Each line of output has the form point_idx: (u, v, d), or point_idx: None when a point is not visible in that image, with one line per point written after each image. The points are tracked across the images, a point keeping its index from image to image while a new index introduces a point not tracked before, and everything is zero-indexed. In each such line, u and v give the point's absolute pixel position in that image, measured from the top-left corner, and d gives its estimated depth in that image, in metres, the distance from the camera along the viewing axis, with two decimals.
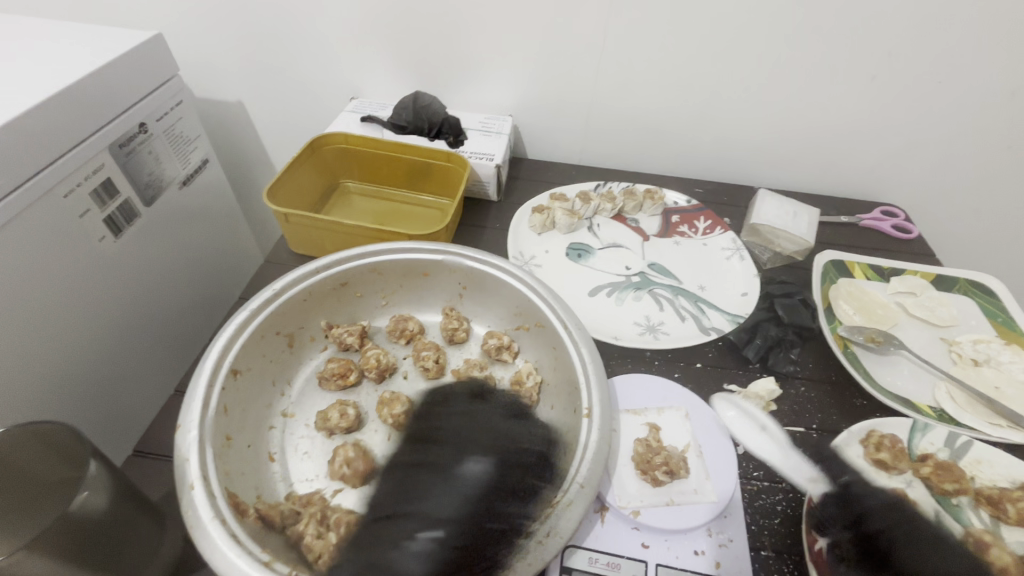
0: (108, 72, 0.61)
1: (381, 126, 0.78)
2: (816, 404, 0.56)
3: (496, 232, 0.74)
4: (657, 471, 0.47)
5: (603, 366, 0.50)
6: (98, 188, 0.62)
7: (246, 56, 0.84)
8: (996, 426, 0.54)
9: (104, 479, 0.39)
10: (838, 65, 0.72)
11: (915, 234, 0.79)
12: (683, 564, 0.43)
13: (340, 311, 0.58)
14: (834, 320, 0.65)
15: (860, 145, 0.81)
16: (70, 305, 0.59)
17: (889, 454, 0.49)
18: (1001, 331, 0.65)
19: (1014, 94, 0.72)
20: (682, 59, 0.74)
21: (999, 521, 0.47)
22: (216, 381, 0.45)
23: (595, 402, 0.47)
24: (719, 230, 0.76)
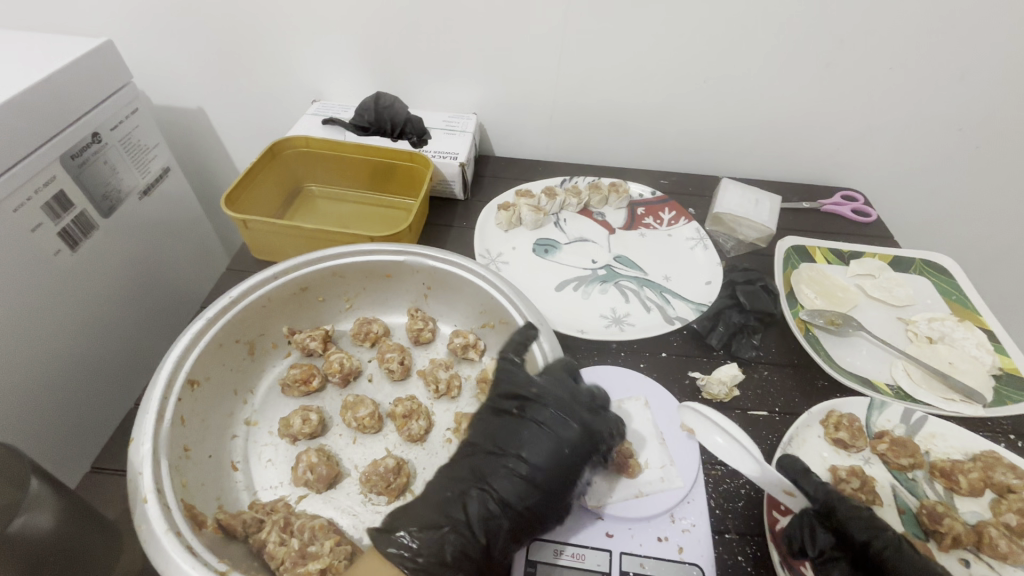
0: (56, 82, 0.60)
1: (343, 128, 0.77)
2: (778, 387, 0.57)
3: (463, 231, 0.74)
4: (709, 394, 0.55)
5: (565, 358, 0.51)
6: (52, 201, 0.61)
7: (206, 63, 0.83)
8: (949, 401, 0.56)
9: (49, 497, 0.38)
10: (793, 54, 0.73)
11: (873, 217, 0.80)
12: (647, 551, 0.43)
13: (302, 316, 0.57)
14: (796, 305, 0.66)
15: (819, 131, 0.83)
16: (21, 322, 0.58)
17: (847, 432, 0.51)
18: (955, 308, 0.67)
19: (961, 78, 0.74)
20: (641, 51, 0.75)
21: (952, 491, 0.49)
22: (172, 392, 0.44)
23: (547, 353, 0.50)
24: (683, 221, 0.77)
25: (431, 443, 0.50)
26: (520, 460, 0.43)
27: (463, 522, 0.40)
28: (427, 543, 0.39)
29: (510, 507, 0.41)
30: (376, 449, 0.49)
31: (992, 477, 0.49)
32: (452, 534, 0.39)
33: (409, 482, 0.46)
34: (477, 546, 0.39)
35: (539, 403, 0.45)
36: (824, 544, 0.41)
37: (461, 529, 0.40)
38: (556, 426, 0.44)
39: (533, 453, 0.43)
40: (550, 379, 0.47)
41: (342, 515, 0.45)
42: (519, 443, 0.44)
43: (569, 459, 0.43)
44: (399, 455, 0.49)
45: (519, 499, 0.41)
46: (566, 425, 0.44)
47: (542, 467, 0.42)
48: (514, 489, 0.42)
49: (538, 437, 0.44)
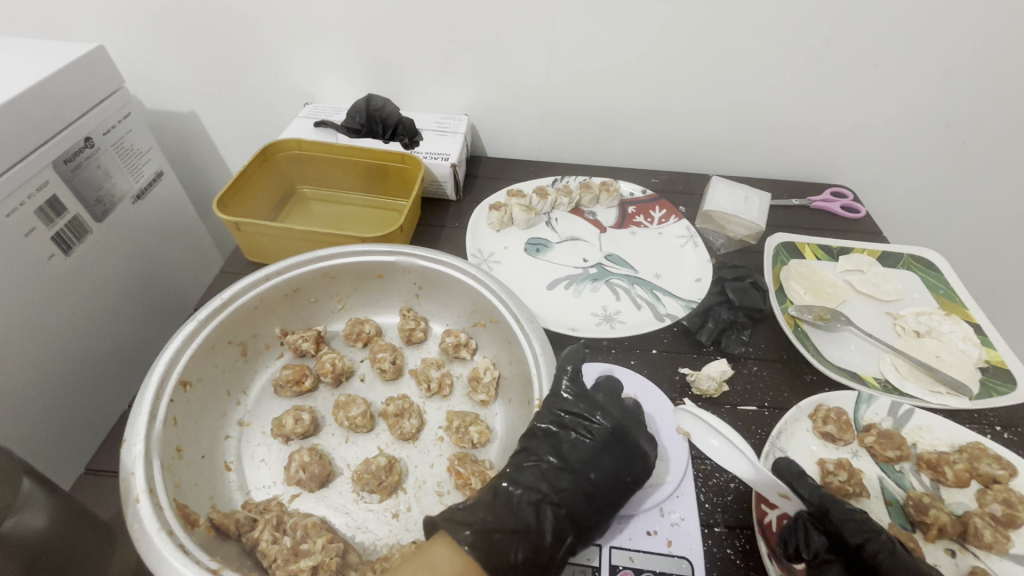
0: (48, 88, 0.60)
1: (334, 131, 0.78)
2: (767, 382, 0.58)
3: (455, 231, 0.75)
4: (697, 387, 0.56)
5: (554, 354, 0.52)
6: (45, 206, 0.61)
7: (198, 67, 0.83)
8: (936, 393, 0.57)
9: (41, 496, 0.38)
10: (780, 52, 0.74)
11: (862, 213, 0.81)
12: (636, 545, 0.44)
13: (294, 317, 0.57)
14: (786, 301, 0.67)
15: (807, 129, 0.83)
16: (15, 326, 0.58)
17: (835, 426, 0.52)
18: (943, 303, 0.67)
19: (946, 75, 0.75)
20: (631, 51, 0.75)
21: (938, 483, 0.50)
22: (164, 393, 0.44)
23: (537, 350, 0.50)
24: (674, 219, 0.77)
25: (423, 441, 0.50)
26: (588, 478, 0.43)
27: (536, 532, 0.39)
28: (495, 549, 0.38)
29: (573, 521, 0.41)
30: (368, 448, 0.49)
31: (977, 468, 0.49)
32: (525, 540, 0.39)
33: (401, 481, 0.47)
34: (542, 558, 0.39)
35: (594, 419, 0.46)
36: (818, 546, 0.41)
37: (530, 538, 0.39)
38: (624, 452, 0.45)
39: (602, 475, 0.43)
40: (606, 399, 0.48)
41: (335, 513, 0.45)
42: (588, 463, 0.44)
43: (628, 479, 0.44)
44: (392, 453, 0.49)
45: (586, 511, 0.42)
46: (635, 452, 0.45)
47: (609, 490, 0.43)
48: (580, 504, 0.42)
49: (608, 459, 0.44)
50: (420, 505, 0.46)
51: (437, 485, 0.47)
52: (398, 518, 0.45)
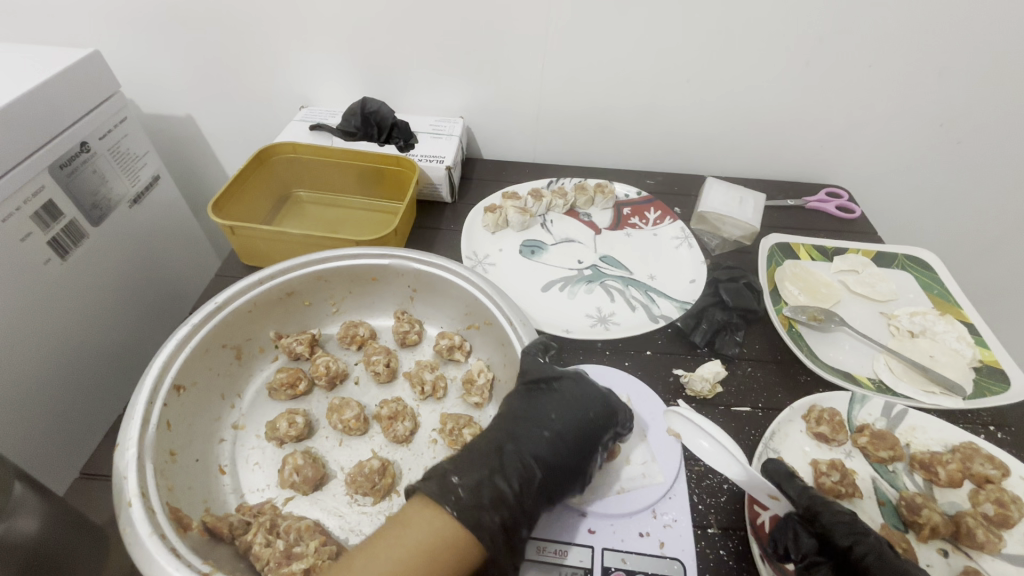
0: (44, 93, 0.61)
1: (330, 134, 0.78)
2: (761, 383, 0.58)
3: (450, 233, 0.75)
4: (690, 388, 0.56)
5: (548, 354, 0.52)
6: (41, 211, 0.61)
7: (194, 70, 0.83)
8: (930, 393, 0.57)
9: (34, 501, 0.38)
10: (774, 53, 0.74)
11: (857, 214, 0.81)
12: (628, 546, 0.44)
13: (289, 320, 0.58)
14: (780, 302, 0.67)
15: (802, 130, 0.83)
16: (11, 331, 0.59)
17: (828, 426, 0.52)
18: (937, 303, 0.67)
19: (939, 75, 0.75)
20: (625, 53, 0.76)
21: (932, 483, 0.50)
22: (157, 398, 0.44)
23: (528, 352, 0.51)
24: (669, 220, 0.78)
25: (417, 444, 0.50)
26: (551, 422, 0.45)
27: (499, 471, 0.41)
28: (467, 488, 0.39)
29: (542, 463, 0.43)
30: (362, 451, 0.49)
31: (970, 467, 0.49)
32: (490, 479, 0.40)
33: (395, 483, 0.47)
34: (511, 496, 0.40)
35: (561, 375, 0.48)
36: (807, 548, 0.41)
37: (499, 477, 0.41)
38: (581, 396, 0.46)
39: (562, 416, 0.45)
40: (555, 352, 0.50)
41: (328, 516, 0.45)
42: (550, 407, 0.46)
43: (591, 423, 0.45)
44: (385, 456, 0.49)
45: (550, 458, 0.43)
46: (591, 396, 0.47)
47: (571, 433, 0.44)
48: (545, 447, 0.43)
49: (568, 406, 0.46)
50: None
51: None
52: None
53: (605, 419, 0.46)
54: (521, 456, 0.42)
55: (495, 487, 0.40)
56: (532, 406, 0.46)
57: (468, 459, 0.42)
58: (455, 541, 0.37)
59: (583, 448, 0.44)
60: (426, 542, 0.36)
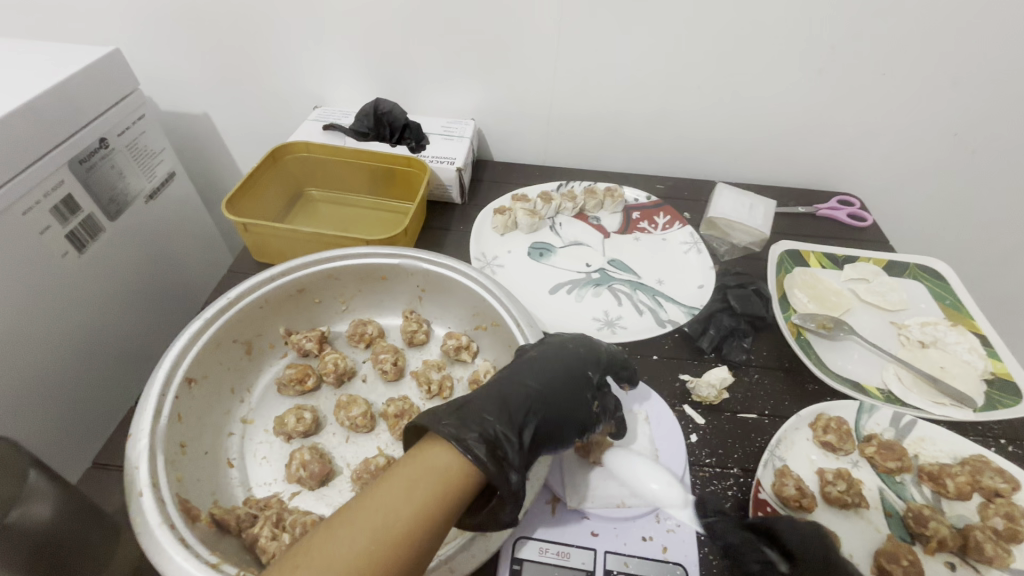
0: (65, 90, 0.62)
1: (343, 134, 0.79)
2: (768, 391, 0.58)
3: (460, 234, 0.75)
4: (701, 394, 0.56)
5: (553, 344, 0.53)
6: (59, 205, 0.63)
7: (210, 68, 0.84)
8: (939, 405, 0.56)
9: (48, 490, 0.40)
10: (786, 60, 0.74)
11: (869, 222, 0.81)
12: (630, 549, 0.44)
13: (299, 317, 0.58)
14: (789, 309, 0.67)
15: (814, 138, 0.83)
16: (29, 321, 0.60)
17: (835, 435, 0.52)
18: (949, 313, 0.67)
19: (954, 84, 0.74)
20: (636, 57, 0.76)
21: (939, 495, 0.49)
22: (170, 390, 0.45)
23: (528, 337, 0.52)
24: (678, 225, 0.77)
25: None
26: (535, 361, 0.47)
27: (488, 396, 0.43)
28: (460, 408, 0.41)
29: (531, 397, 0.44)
30: (369, 448, 0.50)
31: (980, 481, 0.49)
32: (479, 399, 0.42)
33: None
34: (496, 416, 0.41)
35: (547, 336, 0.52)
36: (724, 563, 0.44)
37: (490, 400, 0.42)
38: (564, 342, 0.49)
39: (546, 355, 0.48)
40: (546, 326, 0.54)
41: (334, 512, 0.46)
42: (536, 351, 0.49)
43: (577, 368, 0.48)
44: (391, 454, 0.49)
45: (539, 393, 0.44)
46: (577, 343, 0.50)
47: (558, 372, 0.46)
48: (533, 381, 0.45)
49: (553, 350, 0.48)
50: None
51: None
52: None
53: (590, 360, 0.49)
54: (509, 389, 0.44)
55: (480, 412, 0.41)
56: (519, 354, 0.49)
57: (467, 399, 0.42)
58: (451, 471, 0.37)
59: (568, 386, 0.46)
60: (413, 474, 0.36)
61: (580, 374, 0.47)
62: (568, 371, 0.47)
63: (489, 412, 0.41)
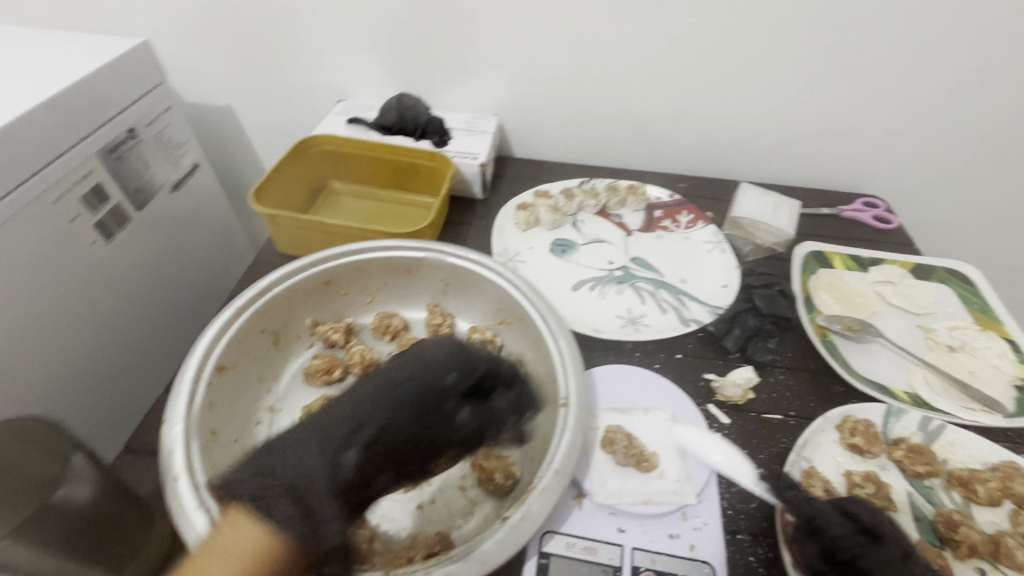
0: (96, 80, 0.63)
1: (367, 128, 0.79)
2: (793, 392, 0.57)
3: (482, 229, 0.75)
4: (726, 395, 0.56)
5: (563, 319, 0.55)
6: (89, 194, 0.64)
7: (233, 61, 0.85)
8: (969, 410, 0.55)
9: (87, 471, 0.45)
10: (814, 59, 0.73)
11: (895, 224, 0.80)
12: (658, 547, 0.44)
13: (325, 308, 0.59)
14: (813, 310, 0.66)
15: (840, 138, 0.82)
16: (59, 308, 0.61)
17: (862, 438, 0.51)
18: (977, 318, 0.66)
19: (985, 85, 0.73)
20: (660, 54, 0.75)
21: (969, 501, 0.49)
22: (202, 377, 0.46)
23: (540, 310, 0.54)
24: (701, 224, 0.77)
25: None
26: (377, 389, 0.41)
27: (331, 445, 0.38)
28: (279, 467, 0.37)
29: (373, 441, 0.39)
30: None
31: (1012, 487, 0.48)
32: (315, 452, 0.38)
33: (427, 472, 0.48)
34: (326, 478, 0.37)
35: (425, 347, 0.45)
36: (811, 556, 0.40)
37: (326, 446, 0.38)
38: (419, 363, 0.43)
39: (390, 381, 0.42)
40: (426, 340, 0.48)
41: None
42: (401, 372, 0.43)
43: (421, 395, 0.41)
44: None
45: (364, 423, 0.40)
46: (419, 362, 0.44)
47: (406, 403, 0.41)
48: (376, 415, 0.40)
49: (394, 375, 0.42)
50: (444, 497, 0.47)
51: (460, 478, 0.48)
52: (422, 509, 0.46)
53: (451, 370, 0.43)
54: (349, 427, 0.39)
55: (298, 465, 0.37)
56: (372, 375, 0.43)
57: (283, 449, 0.38)
58: (256, 552, 0.33)
59: (418, 418, 0.41)
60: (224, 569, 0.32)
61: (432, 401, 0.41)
62: (417, 398, 0.41)
63: (305, 462, 0.38)
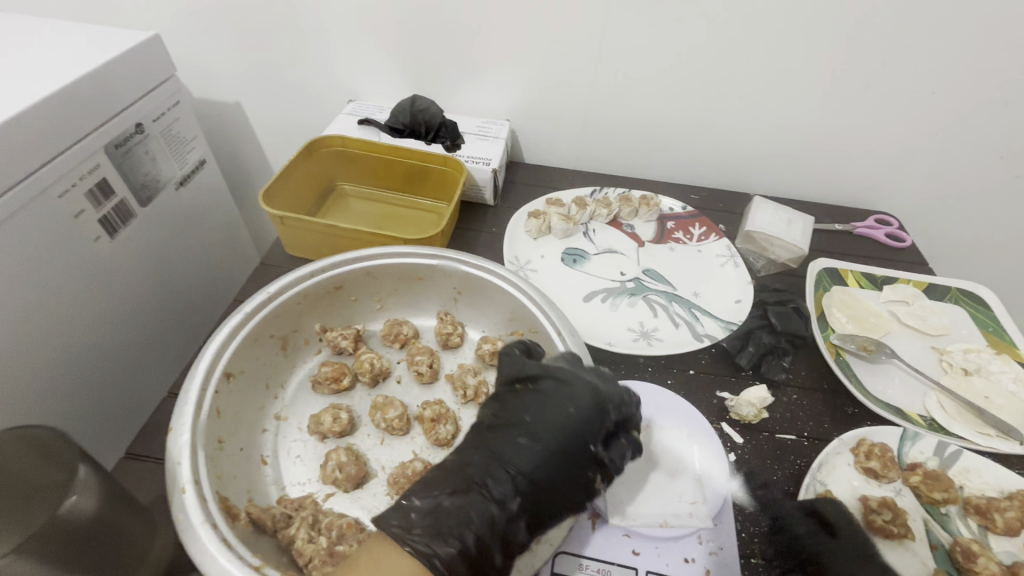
0: (105, 73, 0.62)
1: (378, 129, 0.78)
2: (807, 412, 0.56)
3: (492, 236, 0.75)
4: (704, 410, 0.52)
5: (578, 331, 0.54)
6: (94, 188, 0.62)
7: (247, 57, 0.84)
8: (985, 435, 0.55)
9: (94, 482, 0.40)
10: (833, 75, 0.73)
11: (908, 243, 0.79)
12: (673, 571, 0.44)
13: (335, 314, 0.58)
14: (827, 328, 0.65)
15: (855, 155, 0.82)
16: (60, 307, 0.59)
17: (879, 462, 0.50)
18: (992, 341, 0.65)
19: (1005, 106, 0.72)
20: (681, 64, 0.75)
21: (986, 530, 0.48)
22: (209, 384, 0.45)
23: (559, 323, 0.53)
24: (714, 237, 0.76)
25: (457, 448, 0.50)
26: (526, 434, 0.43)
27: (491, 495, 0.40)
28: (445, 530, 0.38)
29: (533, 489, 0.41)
30: (403, 452, 0.49)
31: None
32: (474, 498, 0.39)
33: None
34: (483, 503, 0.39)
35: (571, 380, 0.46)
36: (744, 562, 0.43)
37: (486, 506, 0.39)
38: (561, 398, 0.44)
39: (536, 419, 0.44)
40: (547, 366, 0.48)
41: (368, 515, 0.45)
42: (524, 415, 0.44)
43: (562, 436, 0.43)
44: (425, 458, 0.49)
45: (525, 470, 0.41)
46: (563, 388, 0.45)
47: (542, 435, 0.43)
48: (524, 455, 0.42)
49: (538, 404, 0.45)
50: None
51: None
52: None
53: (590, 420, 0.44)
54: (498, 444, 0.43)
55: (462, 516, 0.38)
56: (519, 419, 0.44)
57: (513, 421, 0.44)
58: None
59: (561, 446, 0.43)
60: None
61: (573, 443, 0.43)
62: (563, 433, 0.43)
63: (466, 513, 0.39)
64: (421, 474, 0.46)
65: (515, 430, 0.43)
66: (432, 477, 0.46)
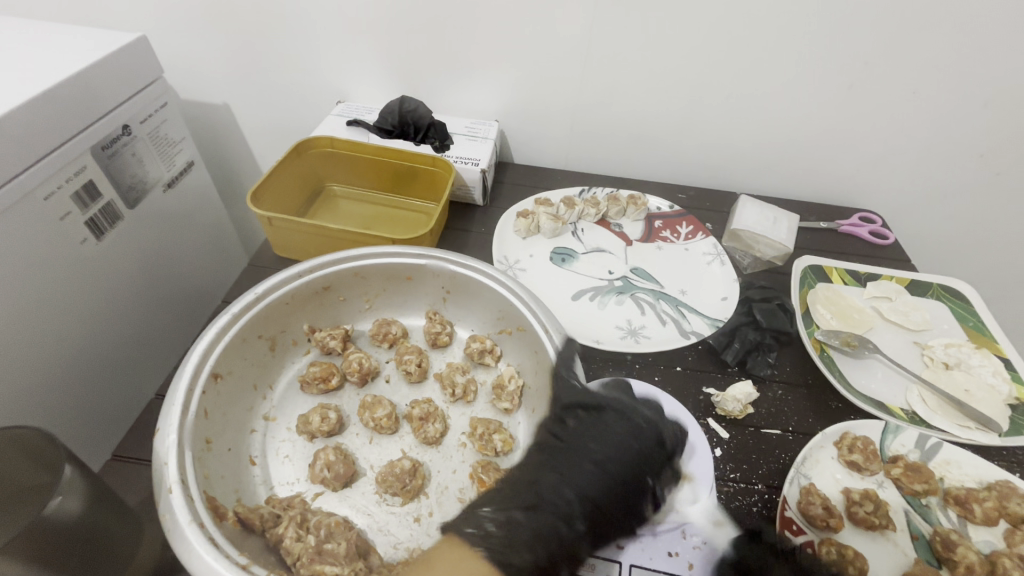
0: (91, 74, 0.61)
1: (367, 130, 0.78)
2: (792, 407, 0.57)
3: (481, 236, 0.75)
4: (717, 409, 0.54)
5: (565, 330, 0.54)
6: (80, 190, 0.62)
7: (236, 58, 0.84)
8: (965, 428, 0.56)
9: (79, 482, 0.40)
10: (816, 74, 0.74)
11: (891, 240, 0.80)
12: (657, 565, 0.44)
13: (323, 314, 0.58)
14: (812, 325, 0.66)
15: (838, 153, 0.83)
16: (46, 309, 0.59)
17: (861, 455, 0.51)
18: (972, 335, 0.66)
19: (983, 104, 0.74)
20: (667, 64, 0.75)
21: (965, 520, 0.49)
22: (197, 385, 0.45)
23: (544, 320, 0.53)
24: (701, 235, 0.77)
25: (446, 446, 0.50)
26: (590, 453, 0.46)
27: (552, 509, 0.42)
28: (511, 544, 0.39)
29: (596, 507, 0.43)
30: (392, 450, 0.50)
31: (1007, 507, 0.48)
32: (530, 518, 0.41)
33: (426, 484, 0.47)
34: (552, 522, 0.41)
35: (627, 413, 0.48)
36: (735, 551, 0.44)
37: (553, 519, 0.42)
38: (624, 426, 0.47)
39: (600, 445, 0.46)
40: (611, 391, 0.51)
41: (357, 513, 0.45)
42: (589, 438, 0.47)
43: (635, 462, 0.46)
44: (415, 456, 0.49)
45: (591, 492, 0.44)
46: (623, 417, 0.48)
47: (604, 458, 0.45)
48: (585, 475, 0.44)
49: (598, 426, 0.47)
50: (441, 510, 0.46)
51: (459, 491, 0.47)
52: (419, 523, 0.45)
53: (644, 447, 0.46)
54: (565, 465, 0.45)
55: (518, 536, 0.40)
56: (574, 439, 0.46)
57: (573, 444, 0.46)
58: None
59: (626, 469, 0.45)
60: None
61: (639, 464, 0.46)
62: (621, 451, 0.46)
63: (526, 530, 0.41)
64: (410, 472, 0.46)
65: (582, 454, 0.46)
66: (420, 475, 0.46)
